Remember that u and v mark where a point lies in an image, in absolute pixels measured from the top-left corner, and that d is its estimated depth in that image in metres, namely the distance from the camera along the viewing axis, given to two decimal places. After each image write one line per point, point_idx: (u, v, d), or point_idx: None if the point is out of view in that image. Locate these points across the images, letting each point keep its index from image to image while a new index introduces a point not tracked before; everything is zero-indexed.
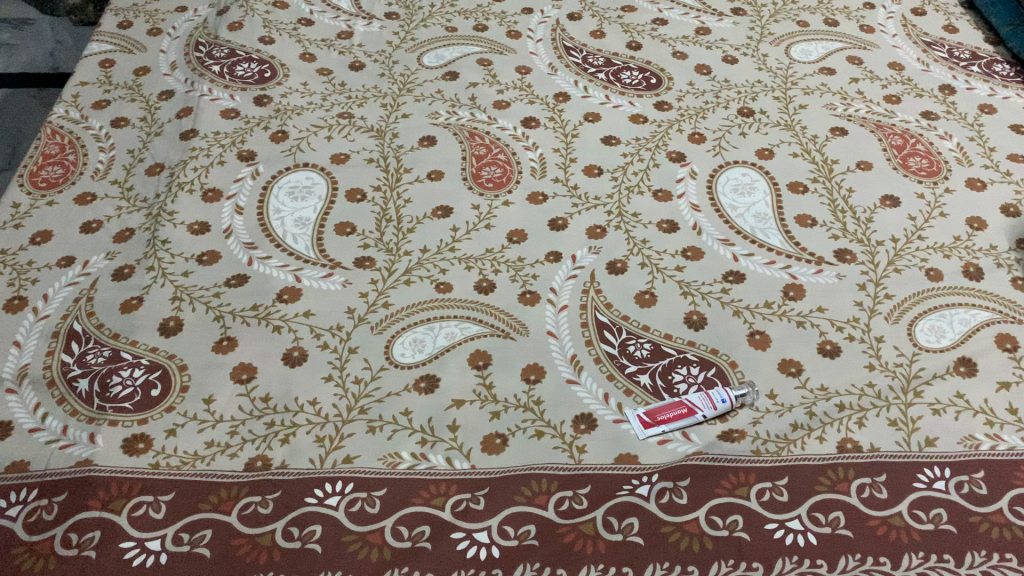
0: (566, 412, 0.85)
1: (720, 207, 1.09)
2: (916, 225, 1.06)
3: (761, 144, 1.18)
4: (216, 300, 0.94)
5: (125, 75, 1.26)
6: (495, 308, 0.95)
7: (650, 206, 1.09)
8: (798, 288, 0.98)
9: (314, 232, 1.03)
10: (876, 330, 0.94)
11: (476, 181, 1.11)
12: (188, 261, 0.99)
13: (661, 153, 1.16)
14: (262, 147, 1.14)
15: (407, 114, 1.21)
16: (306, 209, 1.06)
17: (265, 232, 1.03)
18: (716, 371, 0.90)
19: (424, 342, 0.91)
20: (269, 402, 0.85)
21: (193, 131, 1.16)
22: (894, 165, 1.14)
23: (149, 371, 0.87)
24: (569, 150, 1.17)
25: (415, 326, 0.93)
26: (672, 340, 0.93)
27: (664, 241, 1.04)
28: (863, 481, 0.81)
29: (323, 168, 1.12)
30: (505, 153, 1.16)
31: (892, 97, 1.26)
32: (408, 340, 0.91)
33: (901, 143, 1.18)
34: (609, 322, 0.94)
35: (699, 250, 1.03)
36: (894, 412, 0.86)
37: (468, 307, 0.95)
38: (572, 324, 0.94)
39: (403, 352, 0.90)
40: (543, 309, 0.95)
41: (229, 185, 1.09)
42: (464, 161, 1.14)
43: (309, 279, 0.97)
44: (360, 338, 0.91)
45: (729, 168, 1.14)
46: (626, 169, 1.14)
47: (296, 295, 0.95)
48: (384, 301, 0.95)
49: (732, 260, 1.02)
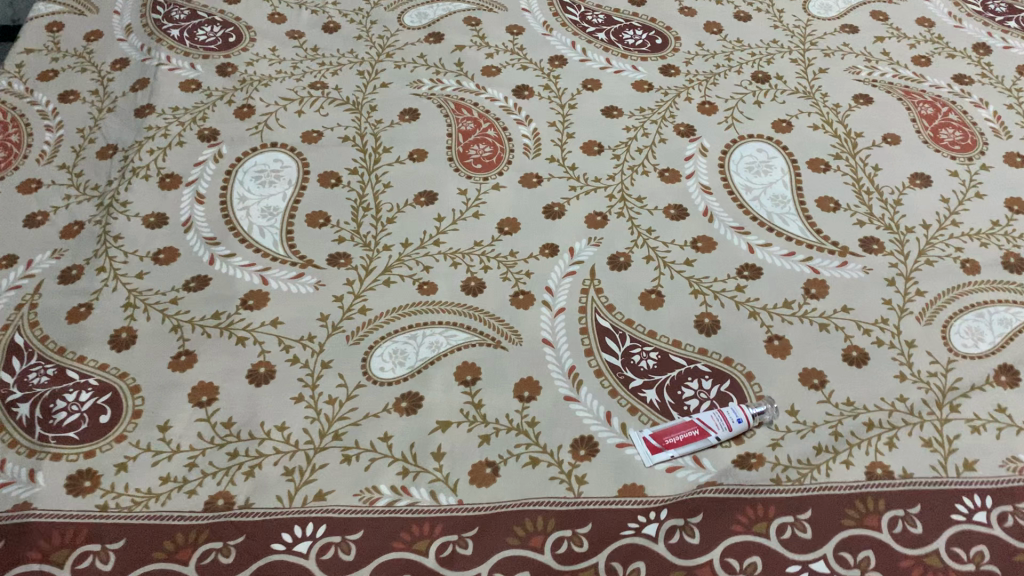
0: (563, 436, 0.77)
1: (733, 189, 0.99)
2: (949, 209, 0.96)
3: (778, 114, 1.07)
4: (173, 307, 0.84)
5: (74, 41, 1.14)
6: (484, 311, 0.86)
7: (656, 188, 0.98)
8: (820, 284, 0.89)
9: (283, 224, 0.93)
10: (907, 334, 0.85)
11: (463, 162, 1.01)
12: (143, 260, 0.89)
13: (668, 126, 1.06)
14: (226, 124, 1.03)
15: (385, 83, 1.09)
16: (275, 197, 0.95)
17: (229, 224, 0.92)
18: (731, 384, 0.81)
19: (406, 353, 0.82)
20: (231, 428, 0.76)
21: (149, 107, 1.05)
22: (924, 138, 1.04)
23: (98, 394, 0.77)
24: (566, 125, 1.06)
25: (396, 335, 0.84)
26: (681, 348, 0.84)
27: (672, 230, 0.94)
28: (895, 513, 0.72)
29: (293, 148, 1.01)
30: (495, 128, 1.05)
31: (921, 58, 1.14)
32: (388, 351, 0.82)
33: (932, 112, 1.07)
34: (611, 328, 0.85)
35: (711, 240, 0.93)
36: (928, 430, 0.78)
37: (454, 312, 0.86)
38: (570, 330, 0.85)
39: (382, 366, 0.81)
40: (538, 313, 0.86)
41: (190, 169, 0.98)
42: (449, 138, 1.03)
43: (276, 280, 0.87)
44: (335, 350, 0.82)
45: (743, 143, 1.04)
46: (629, 146, 1.03)
47: (262, 300, 0.85)
48: (361, 305, 0.85)
49: (748, 251, 0.92)
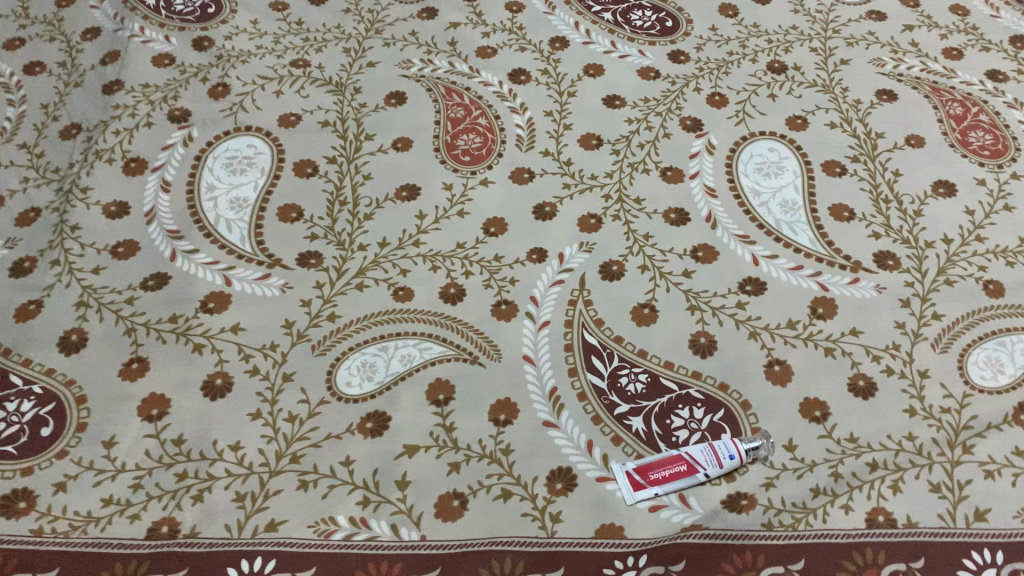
0: (539, 467, 0.71)
1: (740, 192, 0.91)
2: (974, 223, 0.89)
3: (794, 110, 0.99)
4: (128, 308, 0.79)
5: (44, 6, 1.07)
6: (462, 322, 0.80)
7: (656, 189, 0.91)
8: (828, 303, 0.82)
9: (252, 218, 0.87)
10: (920, 363, 0.78)
11: (451, 154, 0.94)
12: (100, 253, 0.83)
13: (674, 119, 0.98)
14: (198, 105, 0.96)
15: (372, 62, 1.02)
16: (246, 187, 0.89)
17: (194, 216, 0.86)
18: (724, 414, 0.75)
19: (376, 367, 0.76)
20: (181, 447, 0.71)
21: (117, 83, 0.98)
22: (952, 141, 0.96)
23: (41, 404, 0.72)
24: (563, 115, 0.99)
25: (365, 346, 0.78)
26: (673, 371, 0.77)
27: (670, 237, 0.87)
28: (895, 567, 0.66)
29: (269, 132, 0.94)
30: (486, 116, 0.98)
31: (952, 51, 1.06)
32: (355, 364, 0.76)
33: (961, 112, 0.99)
34: (599, 346, 0.79)
35: (712, 249, 0.86)
36: (938, 474, 0.71)
37: (430, 322, 0.80)
38: (554, 347, 0.78)
39: (349, 381, 0.75)
40: (521, 325, 0.80)
41: (157, 153, 0.92)
42: (437, 126, 0.96)
43: (240, 281, 0.81)
44: (298, 361, 0.76)
45: (754, 141, 0.96)
46: (630, 140, 0.96)
47: (224, 304, 0.79)
48: (330, 312, 0.79)
49: (752, 263, 0.85)
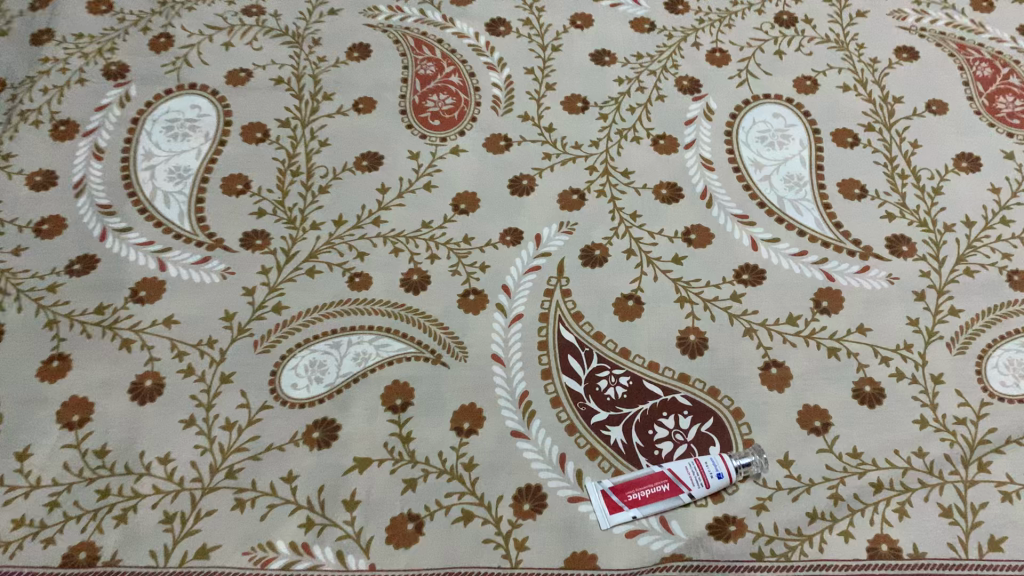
0: (505, 484, 0.63)
1: (740, 164, 0.82)
2: (999, 203, 0.80)
3: (803, 69, 0.89)
4: (50, 297, 0.70)
5: None
6: (424, 314, 0.71)
7: (647, 160, 0.82)
8: (833, 295, 0.74)
9: (193, 191, 0.78)
10: (934, 367, 0.70)
11: (418, 117, 0.84)
12: (21, 231, 0.74)
13: (669, 79, 0.88)
14: (137, 59, 0.86)
15: (334, 10, 0.92)
16: (187, 155, 0.80)
17: (128, 189, 0.77)
18: (713, 424, 0.67)
19: (326, 366, 0.68)
20: (104, 459, 0.63)
21: (47, 33, 0.88)
22: (978, 108, 0.86)
23: None
24: (546, 73, 0.88)
25: (315, 342, 0.70)
26: (658, 373, 0.69)
27: (661, 217, 0.78)
28: None
29: (215, 91, 0.84)
30: (460, 74, 0.88)
31: (982, 2, 0.95)
32: (303, 363, 0.68)
33: (989, 74, 0.88)
34: (576, 343, 0.70)
35: (706, 231, 0.77)
36: (949, 496, 0.64)
37: (388, 314, 0.71)
38: (526, 344, 0.70)
39: (295, 384, 0.67)
40: (490, 319, 0.71)
41: (89, 115, 0.82)
42: (404, 86, 0.86)
43: (176, 267, 0.72)
44: (239, 361, 0.68)
45: (758, 106, 0.86)
46: (619, 103, 0.86)
47: (157, 293, 0.71)
48: (276, 303, 0.71)
49: (750, 247, 0.76)
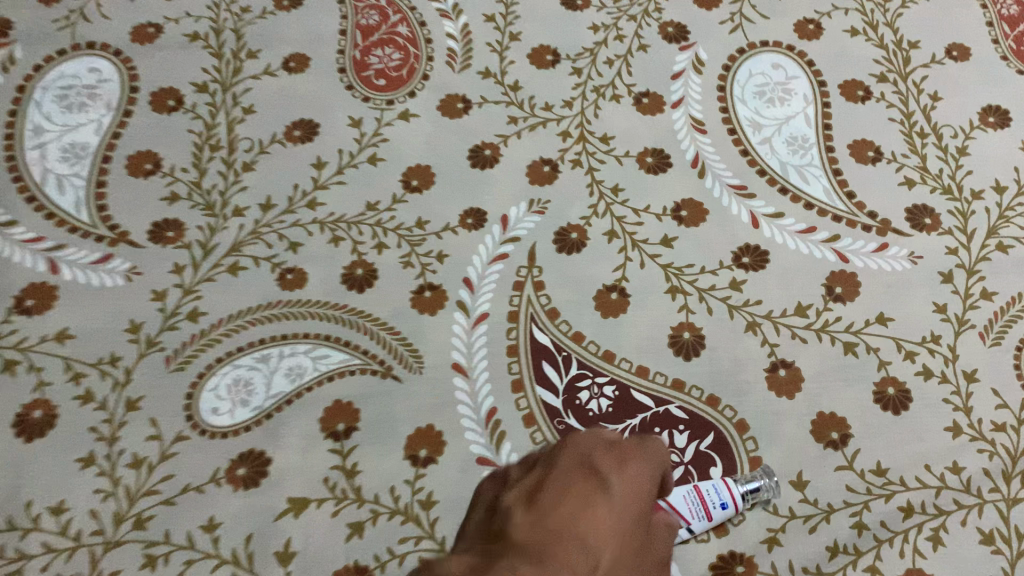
0: None
1: (736, 125, 0.71)
2: None
3: (805, 11, 0.77)
4: None
5: None
6: (370, 317, 0.60)
7: (629, 122, 0.70)
8: (848, 279, 0.63)
9: (92, 173, 0.65)
10: (966, 362, 0.60)
11: (360, 76, 0.72)
12: None
13: (652, 25, 0.76)
14: (21, 12, 0.72)
15: None
16: (85, 129, 0.67)
17: (13, 173, 0.65)
18: (714, 440, 0.57)
19: (254, 386, 0.58)
20: None
21: None
22: (1004, 53, 0.75)
23: None
24: (509, 20, 0.76)
25: (240, 356, 0.58)
26: (649, 381, 0.59)
27: (646, 190, 0.67)
28: None
29: (118, 51, 0.71)
30: (408, 24, 0.75)
31: None
32: (226, 383, 0.57)
33: (1016, 13, 0.77)
34: (552, 347, 0.60)
35: (699, 206, 0.66)
36: (990, 519, 0.55)
37: (327, 318, 0.60)
38: (493, 350, 0.59)
39: (216, 409, 0.57)
40: (449, 320, 0.60)
41: None
42: (342, 39, 0.74)
43: (71, 268, 0.61)
44: (149, 383, 0.57)
45: (755, 55, 0.74)
46: (595, 55, 0.74)
47: (48, 301, 0.59)
48: (193, 310, 0.60)
49: (750, 224, 0.66)
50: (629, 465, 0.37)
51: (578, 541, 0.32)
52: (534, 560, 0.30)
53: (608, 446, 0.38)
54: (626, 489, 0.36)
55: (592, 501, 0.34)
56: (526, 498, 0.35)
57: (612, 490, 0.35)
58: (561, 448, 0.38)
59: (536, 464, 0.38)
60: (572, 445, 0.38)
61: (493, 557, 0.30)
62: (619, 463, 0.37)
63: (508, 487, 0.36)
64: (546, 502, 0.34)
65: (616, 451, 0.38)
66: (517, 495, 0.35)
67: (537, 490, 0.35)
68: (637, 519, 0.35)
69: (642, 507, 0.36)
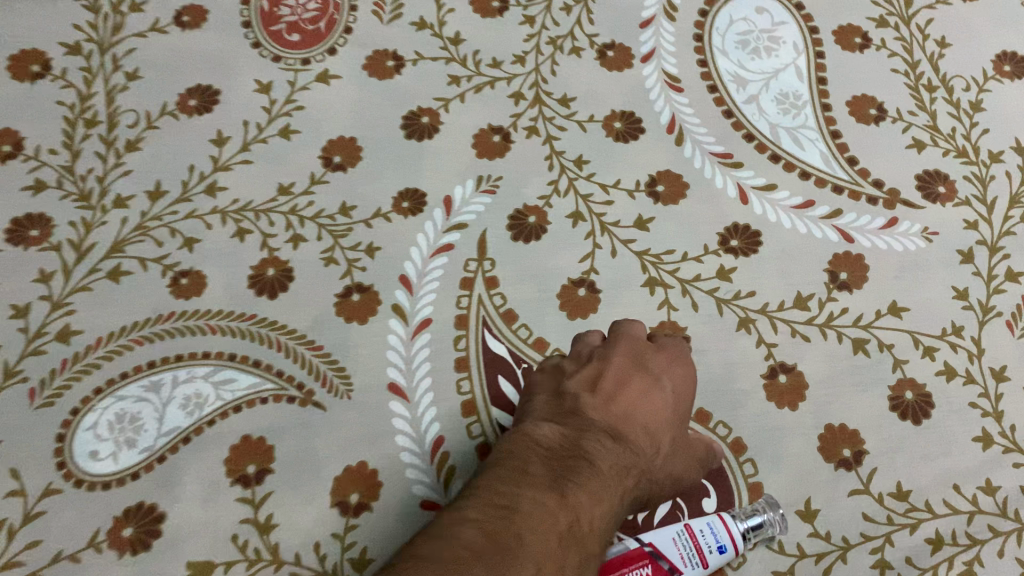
0: None
1: (717, 80, 0.60)
2: None
3: None
4: None
5: None
6: (286, 330, 0.49)
7: (593, 80, 0.59)
8: (855, 262, 0.54)
9: None
10: (995, 358, 0.51)
11: (269, 31, 0.60)
12: None
13: None
14: None
15: None
16: None
17: None
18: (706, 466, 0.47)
19: (143, 422, 0.47)
20: None
21: None
22: None
23: None
24: None
25: (125, 385, 0.47)
26: None
27: (616, 161, 0.56)
28: None
29: None
30: None
31: None
32: (107, 420, 0.46)
33: None
34: (509, 358, 0.50)
35: (678, 179, 0.56)
36: None
37: (234, 333, 0.49)
38: (438, 364, 0.49)
39: (94, 453, 0.45)
40: (383, 329, 0.50)
41: None
42: None
43: None
44: (8, 425, 0.46)
45: None
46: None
47: None
48: (64, 329, 0.48)
49: (739, 199, 0.56)
50: (677, 366, 0.41)
51: (646, 427, 0.37)
52: (614, 439, 0.35)
53: (656, 346, 0.42)
54: (676, 386, 0.40)
55: (653, 389, 0.38)
56: (590, 381, 0.38)
57: (665, 385, 0.39)
58: (614, 343, 0.41)
59: (589, 353, 0.41)
60: (623, 342, 0.41)
61: (579, 438, 0.35)
62: (664, 351, 0.42)
63: (569, 379, 0.39)
64: (611, 386, 0.38)
65: (665, 352, 0.42)
66: (582, 380, 0.39)
67: (598, 377, 0.39)
68: (684, 411, 0.40)
69: (688, 400, 0.40)
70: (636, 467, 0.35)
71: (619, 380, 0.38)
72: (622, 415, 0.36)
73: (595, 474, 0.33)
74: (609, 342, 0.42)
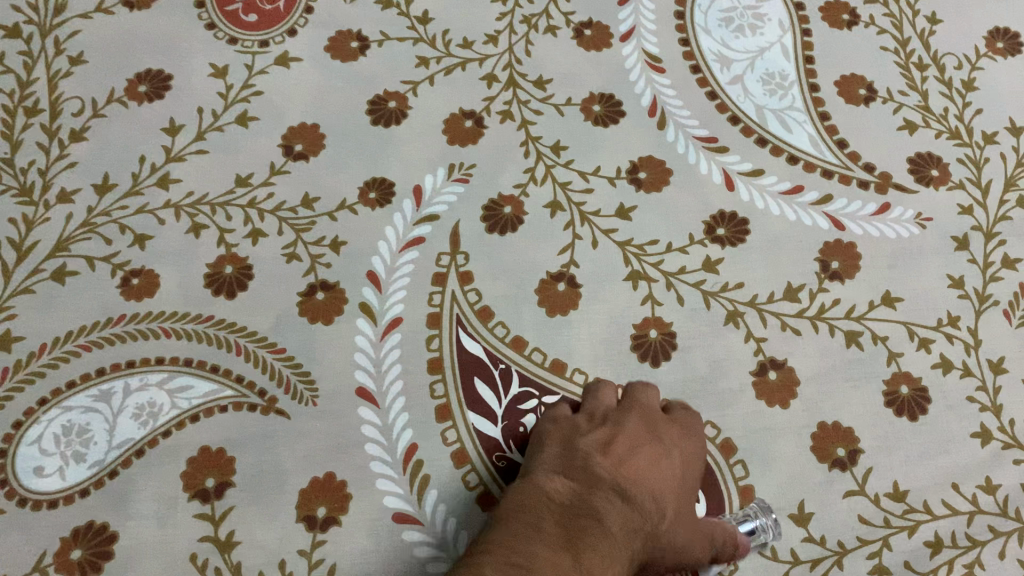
0: None
1: (700, 60, 0.57)
2: None
3: None
4: None
5: None
6: (246, 333, 0.46)
7: (570, 60, 0.56)
8: (846, 250, 0.51)
9: None
10: (992, 349, 0.49)
11: (224, 12, 0.56)
12: None
13: None
14: None
15: None
16: None
17: None
18: None
19: (92, 434, 0.43)
20: None
21: None
22: None
23: None
24: None
25: (73, 395, 0.44)
26: None
27: (595, 147, 0.53)
28: None
29: None
30: None
31: None
32: (53, 433, 0.43)
33: None
34: (486, 358, 0.47)
35: (661, 165, 0.53)
36: None
37: (189, 336, 0.46)
38: (410, 366, 0.46)
39: (40, 469, 0.42)
40: (350, 330, 0.47)
41: None
42: None
43: None
44: None
45: None
46: None
47: None
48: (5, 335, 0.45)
49: (724, 185, 0.53)
50: (687, 439, 0.40)
51: (659, 493, 0.36)
52: (626, 504, 0.34)
53: (667, 416, 0.41)
54: (685, 457, 0.39)
55: (666, 454, 0.38)
56: (603, 442, 0.38)
57: (676, 457, 0.38)
58: (627, 410, 0.40)
59: (603, 411, 0.41)
60: (636, 408, 0.41)
61: (592, 500, 0.34)
62: (676, 423, 0.41)
63: (580, 436, 0.38)
64: (623, 449, 0.37)
65: (677, 423, 0.41)
66: (595, 438, 0.38)
67: (611, 439, 0.38)
68: (691, 485, 0.39)
69: (696, 475, 0.39)
70: (645, 532, 0.34)
71: (632, 442, 0.38)
72: (634, 476, 0.36)
73: (606, 539, 0.32)
74: (624, 403, 0.41)
